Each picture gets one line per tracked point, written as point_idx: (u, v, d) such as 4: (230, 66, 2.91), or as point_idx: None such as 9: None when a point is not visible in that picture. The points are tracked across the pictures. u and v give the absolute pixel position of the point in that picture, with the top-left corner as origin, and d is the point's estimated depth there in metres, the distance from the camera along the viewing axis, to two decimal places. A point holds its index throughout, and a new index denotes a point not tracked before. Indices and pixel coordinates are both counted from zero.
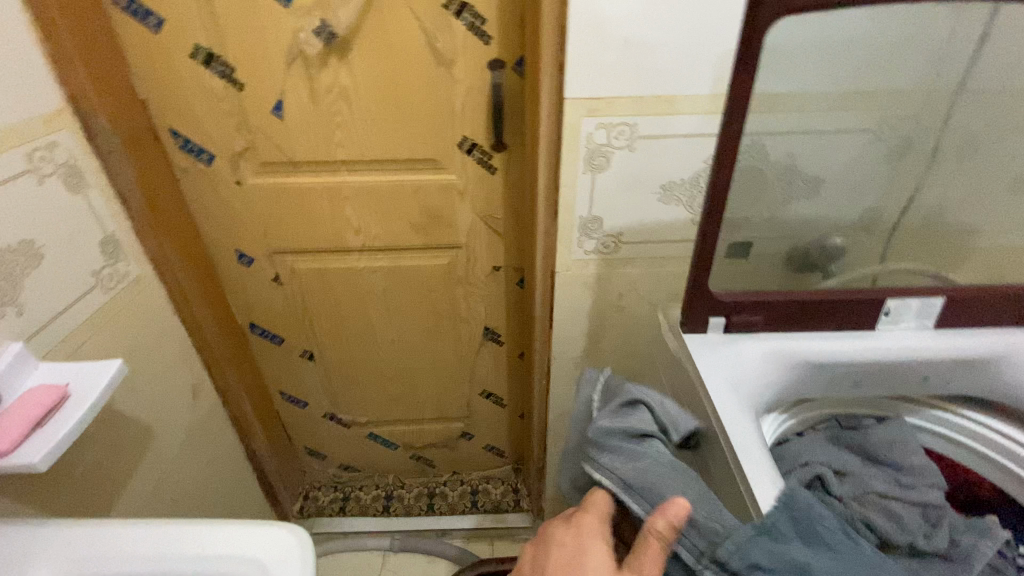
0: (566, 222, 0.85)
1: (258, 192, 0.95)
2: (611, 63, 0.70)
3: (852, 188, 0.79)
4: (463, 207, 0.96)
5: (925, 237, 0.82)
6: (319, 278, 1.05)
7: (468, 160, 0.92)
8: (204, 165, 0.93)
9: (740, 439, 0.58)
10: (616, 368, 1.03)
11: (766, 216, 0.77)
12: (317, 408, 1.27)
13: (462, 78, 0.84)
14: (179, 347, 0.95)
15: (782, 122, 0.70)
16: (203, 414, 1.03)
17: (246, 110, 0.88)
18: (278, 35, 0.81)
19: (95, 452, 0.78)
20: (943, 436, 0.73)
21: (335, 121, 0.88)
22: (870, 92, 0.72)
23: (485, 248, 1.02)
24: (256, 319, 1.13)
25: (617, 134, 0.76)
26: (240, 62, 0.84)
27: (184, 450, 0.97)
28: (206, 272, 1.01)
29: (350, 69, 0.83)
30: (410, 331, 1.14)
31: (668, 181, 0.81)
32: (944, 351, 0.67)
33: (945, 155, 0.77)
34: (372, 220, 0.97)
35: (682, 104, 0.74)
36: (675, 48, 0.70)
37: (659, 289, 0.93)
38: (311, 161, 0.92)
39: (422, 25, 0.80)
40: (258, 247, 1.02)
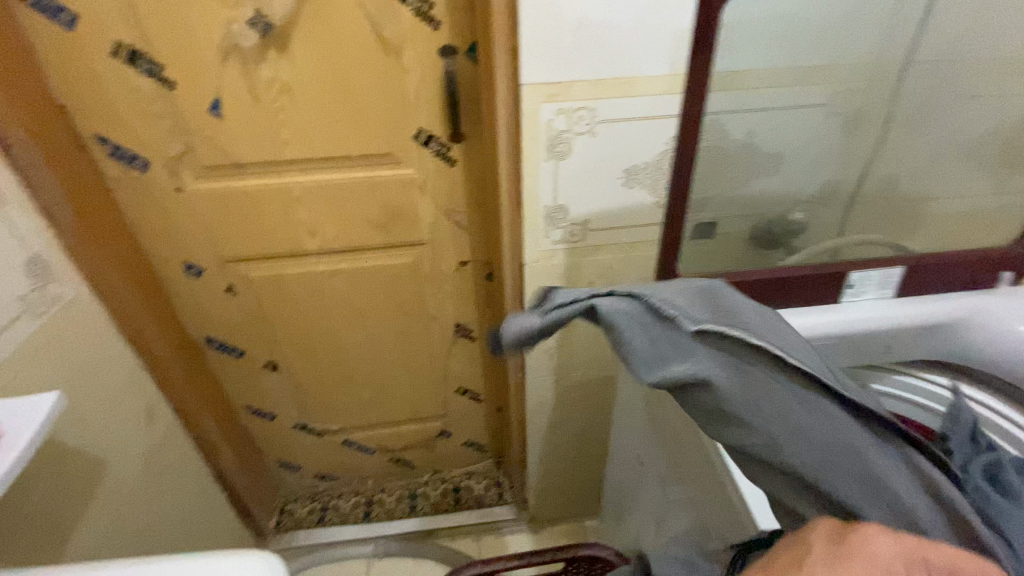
0: (531, 212, 0.83)
1: (202, 199, 0.89)
2: (567, 45, 0.68)
3: (811, 162, 0.79)
4: (424, 202, 0.93)
5: (883, 207, 0.82)
6: (277, 285, 1.00)
7: (426, 152, 0.88)
8: (138, 172, 0.86)
9: None
10: (590, 355, 1.03)
11: (729, 195, 0.78)
12: (286, 419, 1.22)
13: (413, 67, 0.80)
14: (128, 369, 0.89)
15: (738, 101, 0.71)
16: (161, 438, 0.97)
17: (180, 110, 0.82)
18: (209, 27, 0.75)
19: (39, 490, 0.72)
20: (908, 400, 0.76)
21: (279, 118, 0.82)
22: (823, 66, 0.72)
23: (450, 243, 0.99)
24: (211, 332, 1.06)
25: (577, 119, 0.74)
26: (169, 58, 0.77)
27: (141, 478, 0.92)
28: (151, 287, 0.95)
29: (291, 62, 0.78)
30: (377, 333, 1.10)
31: (632, 165, 0.79)
32: (905, 318, 0.69)
33: (898, 127, 0.78)
34: (328, 221, 0.93)
35: (641, 85, 0.72)
36: (630, 28, 0.67)
37: (628, 275, 0.92)
38: (257, 161, 0.86)
39: (366, 11, 0.75)
40: (207, 256, 0.96)
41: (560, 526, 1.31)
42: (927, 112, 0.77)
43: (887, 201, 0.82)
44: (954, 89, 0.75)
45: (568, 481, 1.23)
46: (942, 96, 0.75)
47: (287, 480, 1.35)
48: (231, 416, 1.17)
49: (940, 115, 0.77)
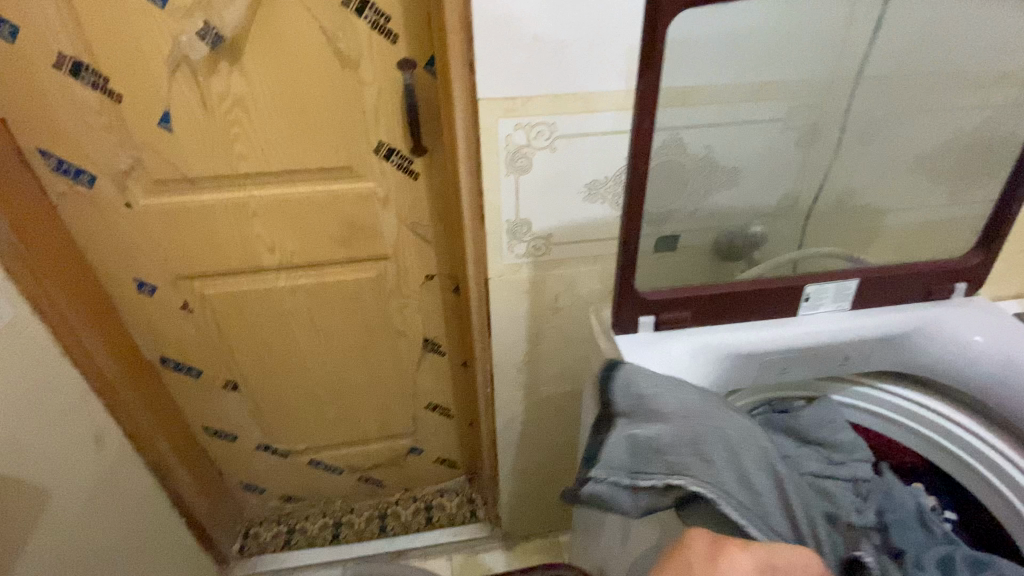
0: (494, 226, 0.82)
1: (152, 215, 0.86)
2: (523, 60, 0.68)
3: (770, 177, 0.80)
4: (386, 216, 0.91)
5: (839, 219, 0.83)
6: (235, 303, 0.97)
7: (387, 166, 0.86)
8: (84, 188, 0.83)
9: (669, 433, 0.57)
10: (560, 369, 1.02)
11: (690, 209, 0.78)
12: (249, 440, 1.18)
13: (371, 80, 0.79)
14: (74, 392, 0.85)
15: (695, 115, 0.70)
16: (112, 464, 0.92)
17: (128, 124, 0.79)
18: (157, 40, 0.73)
19: None
20: (869, 410, 0.76)
21: (234, 132, 0.80)
22: (777, 81, 0.72)
23: (416, 257, 0.97)
24: (167, 352, 1.02)
25: (536, 134, 0.74)
26: (115, 70, 0.75)
27: (90, 507, 0.87)
28: (101, 307, 0.91)
29: (245, 74, 0.76)
30: (343, 350, 1.07)
31: (592, 180, 0.79)
32: (861, 330, 0.69)
33: (851, 141, 0.78)
34: (287, 236, 0.90)
35: (598, 100, 0.72)
36: (585, 43, 0.67)
37: (593, 287, 0.92)
38: (210, 176, 0.84)
39: (321, 24, 0.74)
40: (161, 273, 0.92)
41: (535, 542, 1.29)
42: (881, 127, 0.77)
43: (843, 213, 0.83)
44: (909, 104, 0.75)
45: (542, 496, 1.21)
46: (896, 111, 0.76)
47: (251, 503, 1.31)
48: (190, 438, 1.13)
49: (893, 130, 0.77)
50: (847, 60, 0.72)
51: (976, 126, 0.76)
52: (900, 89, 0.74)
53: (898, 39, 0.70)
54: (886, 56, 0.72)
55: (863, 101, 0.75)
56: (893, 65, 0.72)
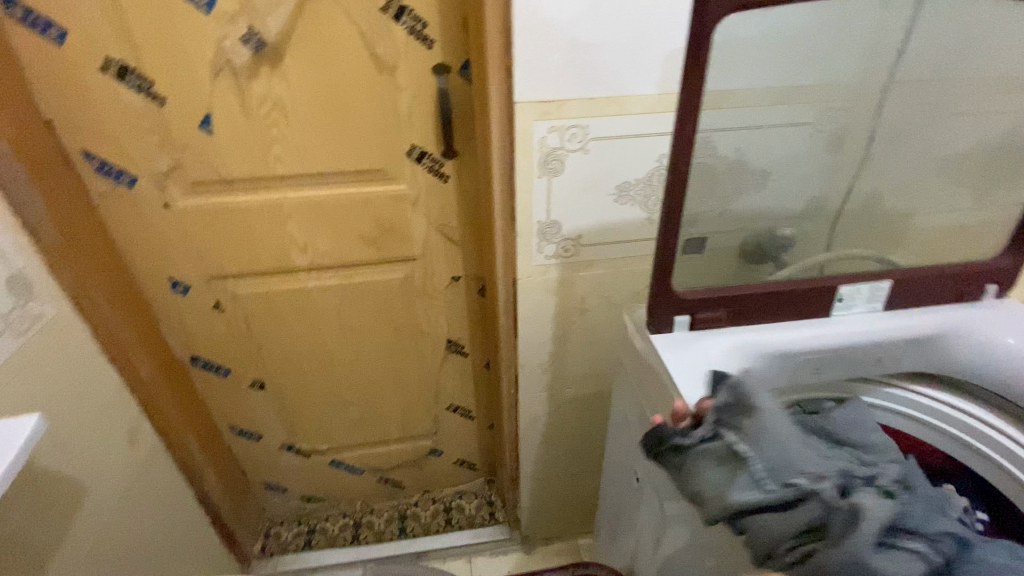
0: (525, 228, 0.83)
1: (189, 215, 0.88)
2: (560, 65, 0.69)
3: (799, 180, 0.81)
4: (417, 218, 0.92)
5: (866, 222, 0.84)
6: (265, 303, 0.99)
7: (419, 168, 0.88)
8: (125, 188, 0.85)
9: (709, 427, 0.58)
10: (584, 370, 1.02)
11: (720, 210, 0.79)
12: (273, 439, 1.20)
13: (407, 84, 0.80)
14: (110, 389, 0.87)
15: (729, 118, 0.71)
16: (143, 461, 0.93)
17: (170, 126, 0.81)
18: (201, 44, 0.75)
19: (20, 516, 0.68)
20: (899, 412, 0.77)
21: (272, 134, 0.82)
22: (807, 85, 0.73)
23: (444, 259, 0.98)
24: (197, 351, 1.04)
25: (570, 137, 0.75)
26: (160, 74, 0.77)
27: (122, 503, 0.88)
28: (136, 305, 0.93)
29: (284, 78, 0.78)
30: (369, 351, 1.09)
31: (622, 182, 0.80)
32: (894, 330, 0.70)
33: (880, 145, 0.79)
34: (319, 237, 0.92)
35: (631, 103, 0.74)
36: (621, 48, 0.69)
37: (619, 289, 0.92)
38: (247, 177, 0.86)
39: (360, 29, 0.76)
40: (195, 273, 0.94)
41: (554, 545, 1.29)
42: (909, 131, 0.78)
43: (870, 216, 0.84)
44: (939, 108, 0.76)
45: (563, 498, 1.22)
46: (926, 115, 0.77)
47: (272, 503, 1.32)
48: (216, 437, 1.14)
49: (922, 134, 0.78)
50: (877, 65, 0.73)
51: (1006, 130, 0.76)
52: (930, 93, 0.75)
53: (929, 45, 0.72)
54: (917, 62, 0.73)
55: (892, 105, 0.76)
56: (924, 69, 0.73)
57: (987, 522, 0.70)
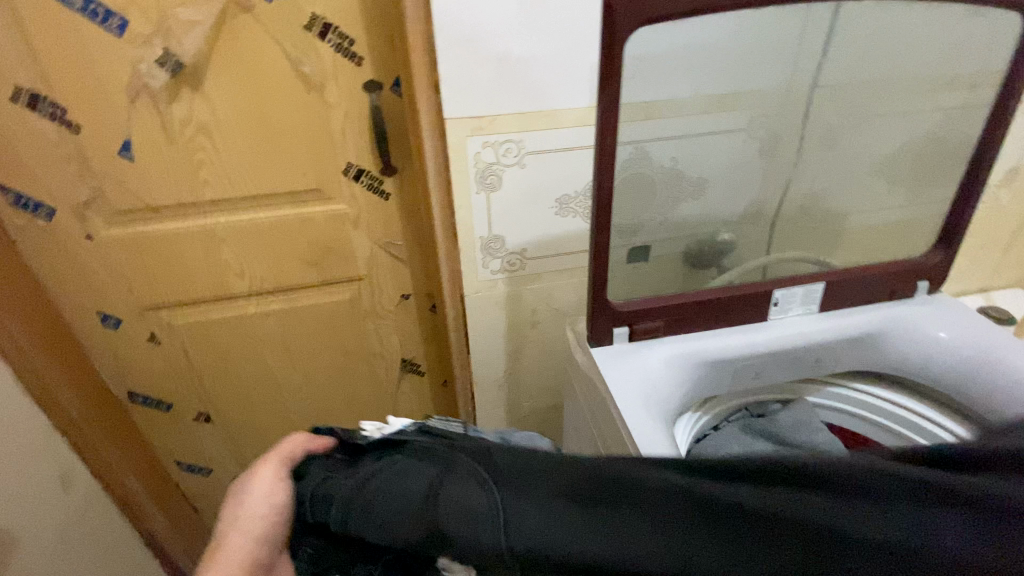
0: (467, 244, 0.81)
1: (115, 246, 0.84)
2: (488, 80, 0.68)
3: (736, 186, 0.82)
4: (359, 237, 0.90)
5: (803, 224, 0.86)
6: (205, 333, 0.95)
7: (358, 187, 0.86)
8: (43, 221, 0.80)
9: (647, 445, 0.57)
10: (541, 383, 1.01)
11: (660, 219, 0.79)
12: (225, 472, 1.15)
13: (337, 103, 0.78)
14: (38, 433, 0.82)
15: (660, 128, 0.72)
16: (79, 507, 0.88)
17: (87, 154, 0.77)
18: (114, 68, 0.72)
19: None
20: (843, 410, 0.77)
21: (198, 158, 0.79)
22: (735, 93, 0.74)
23: (391, 278, 0.96)
24: (134, 385, 0.99)
25: (504, 151, 0.74)
26: (72, 101, 0.73)
27: (59, 553, 0.83)
28: (63, 342, 0.88)
29: (208, 100, 0.75)
30: (319, 375, 1.05)
31: (562, 195, 0.80)
32: (830, 332, 0.71)
33: (810, 148, 0.81)
34: (258, 262, 0.89)
35: (563, 116, 0.73)
36: (548, 62, 0.69)
37: (569, 300, 0.92)
38: (175, 203, 0.82)
39: (284, 49, 0.73)
40: (126, 305, 0.89)
41: None
42: (837, 133, 0.80)
43: (807, 218, 0.85)
44: (862, 111, 0.78)
45: None
46: (851, 117, 0.79)
47: None
48: (162, 474, 1.09)
49: (850, 135, 0.80)
50: (802, 71, 0.74)
51: (924, 130, 0.79)
52: (854, 96, 0.77)
53: (847, 50, 0.73)
54: (837, 66, 0.74)
55: (819, 109, 0.78)
56: (845, 74, 0.75)
57: None
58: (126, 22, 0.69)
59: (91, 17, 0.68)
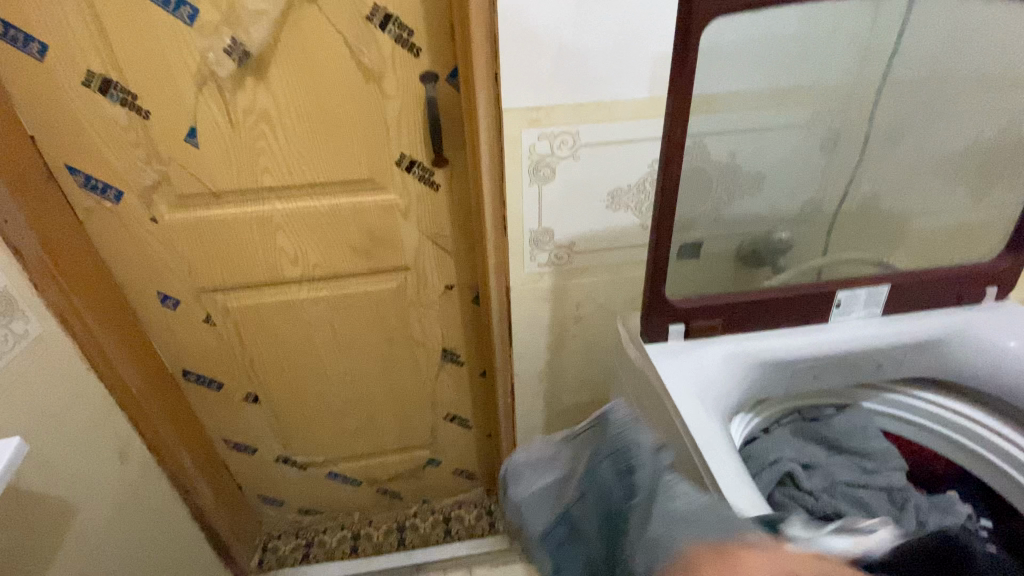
0: (516, 235, 0.81)
1: (176, 229, 0.87)
2: (548, 71, 0.68)
3: (795, 183, 0.79)
4: (408, 227, 0.91)
5: (863, 224, 0.83)
6: (256, 316, 0.97)
7: (409, 177, 0.87)
8: (111, 203, 0.84)
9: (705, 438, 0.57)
10: (581, 378, 1.01)
11: (714, 215, 0.77)
12: (268, 452, 1.18)
13: (394, 93, 0.79)
14: (98, 407, 0.85)
15: (720, 121, 0.70)
16: (135, 478, 0.92)
17: (155, 139, 0.80)
18: (184, 56, 0.74)
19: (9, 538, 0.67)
20: (901, 418, 0.75)
21: (259, 146, 0.81)
22: (799, 88, 0.72)
23: (436, 268, 0.97)
24: (189, 365, 1.03)
25: (559, 144, 0.74)
26: (143, 88, 0.76)
27: (114, 521, 0.87)
28: (125, 321, 0.92)
29: (270, 89, 0.77)
30: (363, 362, 1.07)
31: (615, 188, 0.79)
32: (894, 336, 0.69)
33: (875, 146, 0.78)
34: (309, 249, 0.91)
35: (621, 108, 0.72)
36: (609, 53, 0.68)
37: (614, 295, 0.91)
38: (234, 189, 0.85)
39: (345, 39, 0.75)
40: (185, 286, 0.93)
41: None
42: (905, 131, 0.77)
43: (868, 218, 0.83)
44: (934, 107, 0.75)
45: None
46: (921, 114, 0.75)
47: (269, 516, 1.30)
48: (210, 451, 1.13)
49: (919, 133, 0.77)
50: (871, 65, 0.71)
51: (1000, 129, 0.75)
52: (925, 92, 0.74)
53: (923, 44, 0.70)
54: (909, 61, 0.71)
55: (886, 105, 0.75)
56: (917, 69, 0.72)
57: (991, 530, 0.68)
58: (196, 11, 0.71)
59: (164, 6, 0.71)
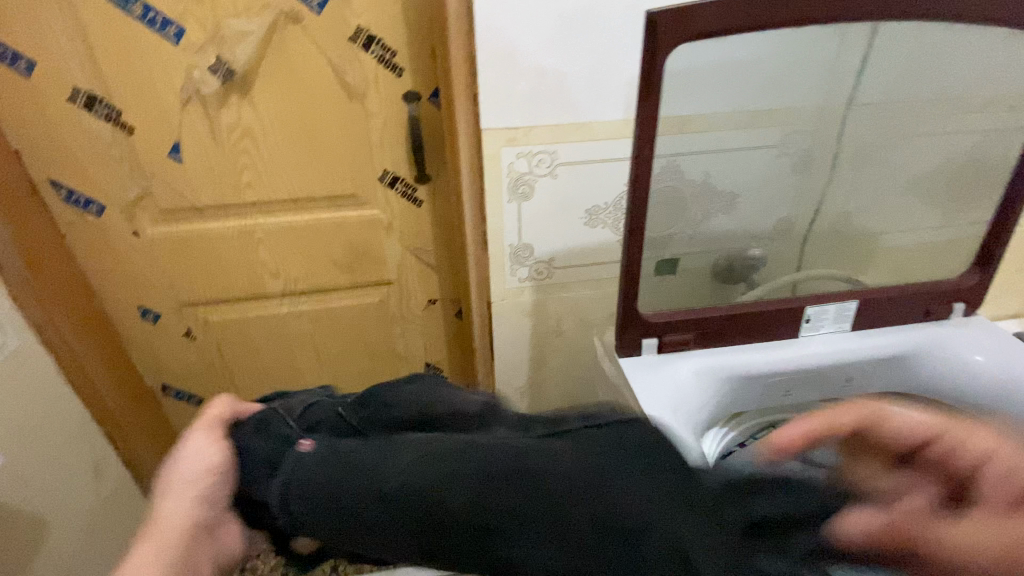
0: (497, 251, 0.82)
1: (159, 244, 0.87)
2: (525, 93, 0.70)
3: (766, 201, 0.81)
4: (391, 242, 0.92)
5: (835, 241, 0.85)
6: (238, 330, 0.97)
7: (392, 193, 0.88)
8: (93, 217, 0.84)
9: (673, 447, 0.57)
10: (563, 392, 1.01)
11: (689, 233, 0.79)
12: None
13: (377, 112, 0.81)
14: (73, 422, 0.84)
15: (692, 143, 0.73)
16: (109, 494, 0.91)
17: (138, 155, 0.81)
18: (169, 74, 0.75)
19: None
20: None
21: (242, 162, 0.82)
22: (768, 110, 0.74)
23: (419, 282, 0.98)
24: (168, 379, 1.02)
25: (537, 162, 0.75)
26: (128, 104, 0.77)
27: (85, 539, 0.86)
28: (105, 335, 0.91)
29: (254, 106, 0.78)
30: (345, 377, 1.07)
31: (592, 206, 0.81)
32: (862, 351, 0.70)
33: (844, 166, 0.80)
34: (292, 263, 0.91)
35: (597, 128, 0.74)
36: (584, 76, 0.70)
37: (595, 311, 0.92)
38: (218, 204, 0.85)
39: (329, 58, 0.76)
40: (166, 301, 0.93)
41: None
42: (872, 152, 0.79)
43: (839, 236, 0.85)
44: (898, 130, 0.77)
45: None
46: (886, 136, 0.78)
47: None
48: None
49: (884, 154, 0.79)
50: (837, 89, 0.74)
51: (963, 151, 0.78)
52: (889, 115, 0.76)
53: (887, 69, 0.72)
54: (872, 86, 0.74)
55: (853, 127, 0.77)
56: (880, 94, 0.75)
57: None
58: (182, 31, 0.73)
59: (151, 26, 0.72)
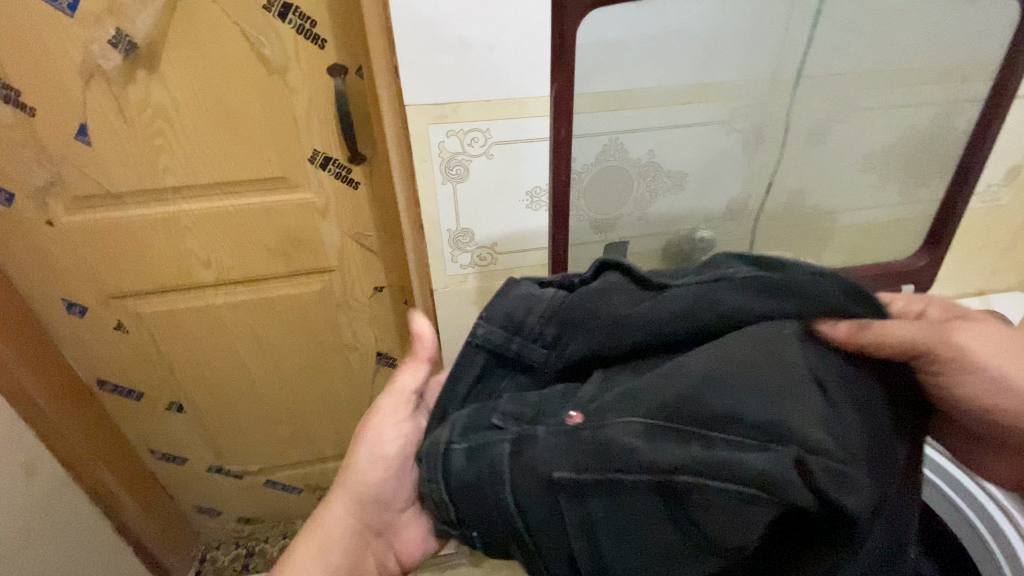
0: (432, 237, 0.74)
1: (76, 233, 0.82)
2: (448, 66, 0.61)
3: (714, 180, 0.77)
4: (328, 227, 0.88)
5: (787, 220, 0.82)
6: (172, 322, 0.93)
7: (324, 176, 0.83)
8: (3, 207, 0.79)
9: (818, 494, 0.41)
10: None
11: (637, 215, 0.78)
12: (200, 461, 1.14)
13: (300, 87, 0.75)
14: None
15: (633, 118, 0.70)
16: (45, 493, 0.88)
17: (45, 139, 0.75)
18: (67, 48, 0.69)
19: None
20: None
21: (158, 144, 0.77)
22: (714, 84, 0.69)
23: (362, 269, 0.93)
24: (104, 373, 0.98)
25: (470, 141, 0.67)
26: (26, 83, 0.71)
27: (25, 539, 0.83)
28: (29, 329, 0.87)
29: (164, 83, 0.72)
30: (291, 368, 1.04)
31: (533, 187, 0.72)
32: None
33: (795, 143, 0.76)
34: (222, 251, 0.87)
35: (532, 104, 0.65)
36: (517, 47, 0.61)
37: None
38: (136, 190, 0.80)
39: (242, 29, 0.70)
40: (92, 294, 0.88)
41: None
42: (826, 128, 0.75)
43: (794, 214, 0.81)
44: (855, 101, 0.73)
45: None
46: (839, 110, 0.74)
47: (207, 527, 1.26)
48: (136, 461, 1.08)
49: (839, 129, 0.75)
50: (787, 61, 0.69)
51: (919, 124, 0.75)
52: (846, 86, 0.71)
53: (836, 37, 0.68)
54: (822, 58, 0.69)
55: (804, 101, 0.73)
56: (831, 65, 0.70)
57: None
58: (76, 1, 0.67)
59: None
